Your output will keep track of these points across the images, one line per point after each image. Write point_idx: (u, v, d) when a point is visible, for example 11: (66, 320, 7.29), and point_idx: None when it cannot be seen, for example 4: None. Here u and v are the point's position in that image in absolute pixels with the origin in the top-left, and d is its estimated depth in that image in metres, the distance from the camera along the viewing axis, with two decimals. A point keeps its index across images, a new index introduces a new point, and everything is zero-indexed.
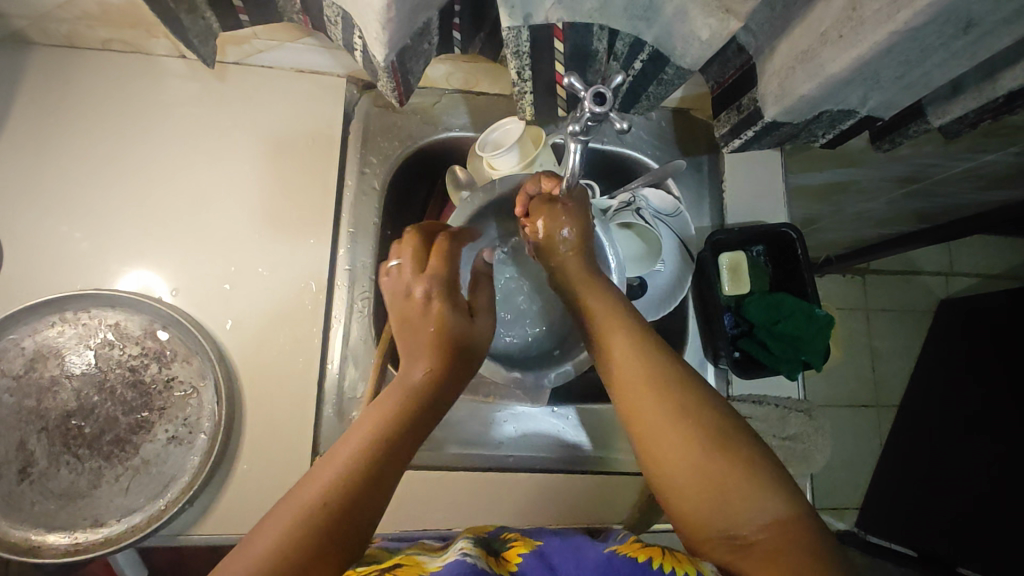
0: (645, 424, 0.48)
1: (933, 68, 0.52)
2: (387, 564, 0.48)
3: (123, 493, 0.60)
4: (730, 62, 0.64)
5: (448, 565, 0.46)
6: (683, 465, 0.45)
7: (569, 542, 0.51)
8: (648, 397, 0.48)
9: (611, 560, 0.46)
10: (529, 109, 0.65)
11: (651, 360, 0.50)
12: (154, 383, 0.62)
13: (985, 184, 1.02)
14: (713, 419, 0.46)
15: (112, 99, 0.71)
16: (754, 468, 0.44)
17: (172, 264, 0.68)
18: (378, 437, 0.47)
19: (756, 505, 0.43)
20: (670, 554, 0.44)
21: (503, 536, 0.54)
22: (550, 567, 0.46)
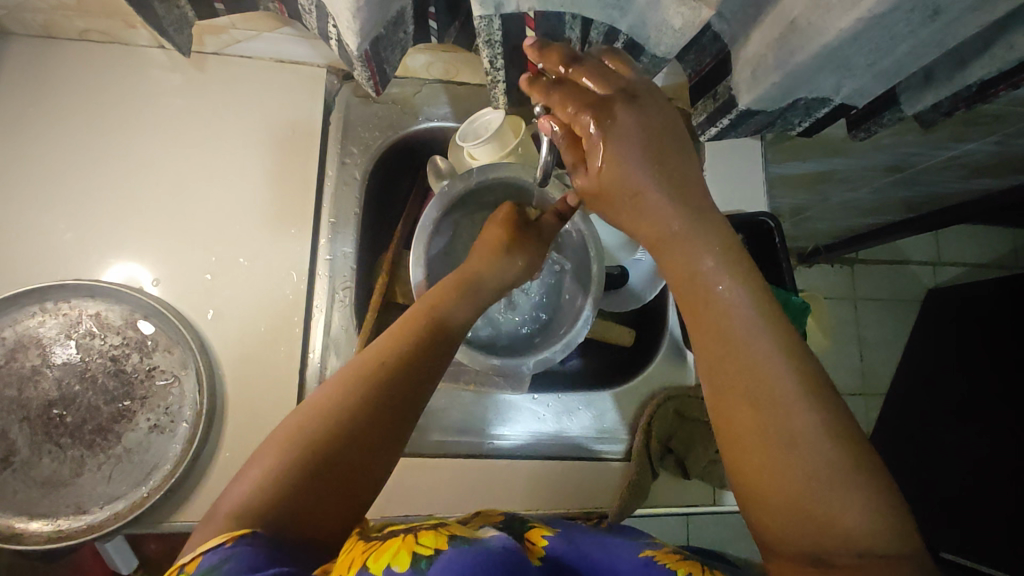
0: (728, 397, 0.41)
1: (903, 55, 0.52)
2: (432, 523, 0.45)
3: (105, 481, 0.60)
4: (706, 51, 0.64)
5: (499, 534, 0.42)
6: (779, 459, 0.38)
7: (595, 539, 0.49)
8: (739, 360, 0.41)
9: (649, 565, 0.44)
10: (502, 98, 0.66)
11: (765, 330, 0.41)
12: (135, 373, 0.63)
13: (967, 173, 1.03)
14: (823, 402, 0.39)
15: (91, 90, 0.70)
16: (861, 481, 0.37)
17: (153, 255, 0.68)
18: (387, 369, 0.48)
19: (856, 516, 0.36)
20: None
21: (518, 519, 0.53)
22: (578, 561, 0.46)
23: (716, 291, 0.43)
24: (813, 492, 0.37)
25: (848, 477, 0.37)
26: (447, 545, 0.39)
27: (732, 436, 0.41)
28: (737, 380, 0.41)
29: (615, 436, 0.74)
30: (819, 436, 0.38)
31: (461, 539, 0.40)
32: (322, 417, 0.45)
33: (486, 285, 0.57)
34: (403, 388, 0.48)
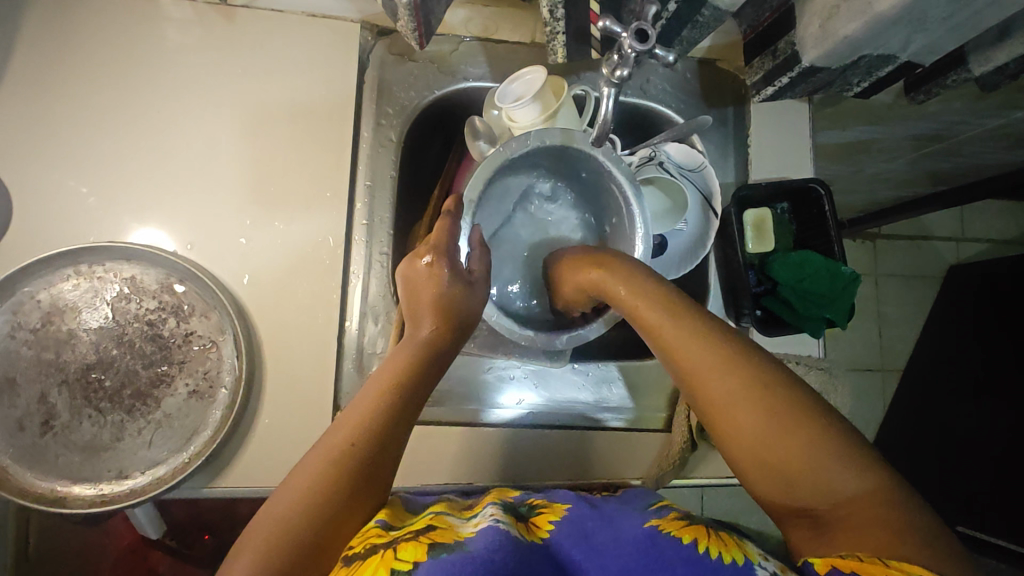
0: (715, 413, 0.46)
1: (986, 7, 0.49)
2: (419, 527, 0.46)
3: (146, 446, 0.60)
4: (766, 5, 0.63)
5: (482, 535, 0.44)
6: (769, 453, 0.44)
7: (602, 510, 0.51)
8: (720, 381, 0.46)
9: (653, 537, 0.46)
10: (560, 52, 0.60)
11: (706, 345, 0.48)
12: (172, 338, 0.62)
13: (1010, 143, 1.00)
14: (787, 399, 0.44)
15: (119, 45, 0.68)
16: (834, 447, 0.42)
17: (186, 217, 0.66)
18: (366, 440, 0.47)
19: (842, 479, 0.41)
20: (714, 535, 0.45)
21: (529, 502, 0.55)
22: (585, 535, 0.48)
23: (692, 357, 0.48)
24: (803, 461, 0.42)
25: (820, 452, 0.42)
26: (425, 557, 0.41)
27: (726, 440, 0.46)
28: (715, 396, 0.46)
29: (654, 410, 0.74)
30: (795, 429, 0.43)
31: (441, 547, 0.42)
32: (358, 425, 0.48)
33: (455, 331, 0.58)
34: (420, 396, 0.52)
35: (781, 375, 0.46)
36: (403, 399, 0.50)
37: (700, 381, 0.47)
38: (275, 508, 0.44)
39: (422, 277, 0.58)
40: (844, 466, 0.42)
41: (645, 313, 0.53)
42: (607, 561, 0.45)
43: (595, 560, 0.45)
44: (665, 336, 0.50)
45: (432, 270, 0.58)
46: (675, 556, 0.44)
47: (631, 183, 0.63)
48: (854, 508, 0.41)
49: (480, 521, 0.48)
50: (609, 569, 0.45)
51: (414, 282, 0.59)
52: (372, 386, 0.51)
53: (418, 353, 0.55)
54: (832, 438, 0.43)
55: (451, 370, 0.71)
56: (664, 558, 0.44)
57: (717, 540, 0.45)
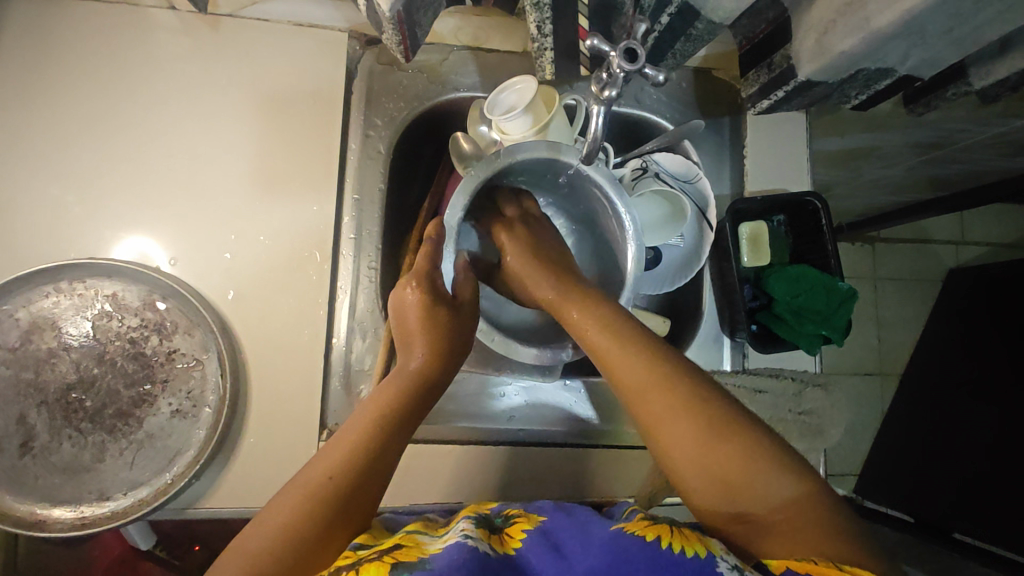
0: (657, 430, 0.48)
1: (986, 22, 0.48)
2: (385, 546, 0.45)
3: (128, 467, 0.58)
4: (762, 16, 0.60)
5: (446, 551, 0.43)
6: (710, 467, 0.45)
7: (576, 517, 0.50)
8: (665, 396, 0.48)
9: (619, 539, 0.45)
10: (549, 68, 0.59)
11: (645, 366, 0.50)
12: (155, 356, 0.60)
13: (1011, 150, 0.99)
14: (722, 414, 0.46)
15: (100, 55, 0.66)
16: (770, 458, 0.45)
17: (170, 231, 0.64)
18: (344, 474, 0.46)
19: (778, 488, 0.44)
20: (677, 531, 0.44)
21: (505, 512, 0.53)
22: (554, 544, 0.46)
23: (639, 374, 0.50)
24: (744, 472, 0.44)
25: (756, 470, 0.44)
26: None
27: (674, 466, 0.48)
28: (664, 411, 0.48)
29: None
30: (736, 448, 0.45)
31: (403, 566, 0.41)
32: (341, 458, 0.46)
33: (444, 359, 0.57)
34: (407, 428, 0.51)
35: (715, 392, 0.48)
36: (386, 431, 0.49)
37: (642, 400, 0.49)
38: (250, 542, 0.42)
39: (412, 309, 0.58)
40: (779, 476, 0.44)
41: (594, 334, 0.54)
42: (573, 565, 0.44)
43: (560, 566, 0.44)
44: (609, 356, 0.52)
45: (422, 300, 0.58)
46: (639, 553, 0.43)
47: (614, 187, 0.62)
48: (785, 516, 0.43)
49: (451, 536, 0.47)
50: (576, 570, 0.43)
51: (400, 311, 0.59)
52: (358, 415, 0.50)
53: (405, 385, 0.53)
54: (767, 450, 0.45)
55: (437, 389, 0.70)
56: (629, 558, 0.42)
57: (680, 536, 0.44)
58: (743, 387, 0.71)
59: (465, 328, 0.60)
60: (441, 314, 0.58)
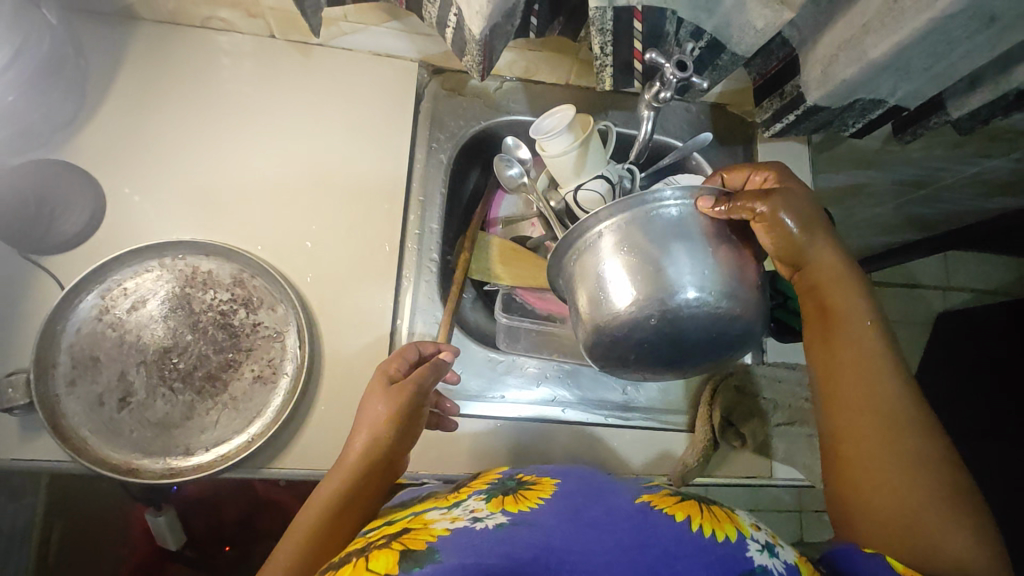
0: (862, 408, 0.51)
1: (960, 59, 0.60)
2: (394, 531, 0.47)
3: (212, 426, 0.64)
4: (774, 55, 0.71)
5: (456, 533, 0.45)
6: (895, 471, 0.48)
7: (593, 489, 0.52)
8: (882, 391, 0.51)
9: (645, 513, 0.47)
10: (607, 81, 0.65)
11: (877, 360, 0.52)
12: (241, 327, 0.67)
13: (985, 190, 1.13)
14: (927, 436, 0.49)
15: (205, 70, 0.76)
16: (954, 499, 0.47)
17: (258, 221, 0.73)
18: (320, 541, 0.52)
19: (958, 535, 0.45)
20: (708, 514, 0.47)
21: (518, 481, 0.55)
22: (575, 512, 0.48)
23: (858, 317, 0.54)
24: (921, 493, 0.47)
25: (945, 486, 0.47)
26: (396, 570, 0.41)
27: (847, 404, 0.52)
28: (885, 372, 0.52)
29: (680, 409, 0.77)
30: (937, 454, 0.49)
31: (412, 558, 0.42)
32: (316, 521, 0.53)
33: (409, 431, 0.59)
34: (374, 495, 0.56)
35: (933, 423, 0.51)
36: (353, 501, 0.55)
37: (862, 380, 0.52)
38: None
39: (377, 386, 0.60)
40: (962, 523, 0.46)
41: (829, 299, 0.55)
42: (600, 535, 0.44)
43: (587, 533, 0.45)
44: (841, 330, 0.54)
45: (387, 381, 0.60)
46: (667, 527, 0.45)
47: None
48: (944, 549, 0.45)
49: (459, 516, 0.49)
50: (601, 539, 0.44)
51: (371, 394, 0.60)
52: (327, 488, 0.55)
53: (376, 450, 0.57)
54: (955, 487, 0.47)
55: (484, 366, 0.74)
56: (659, 536, 0.44)
57: (711, 517, 0.47)
58: (767, 375, 0.76)
59: (417, 415, 0.59)
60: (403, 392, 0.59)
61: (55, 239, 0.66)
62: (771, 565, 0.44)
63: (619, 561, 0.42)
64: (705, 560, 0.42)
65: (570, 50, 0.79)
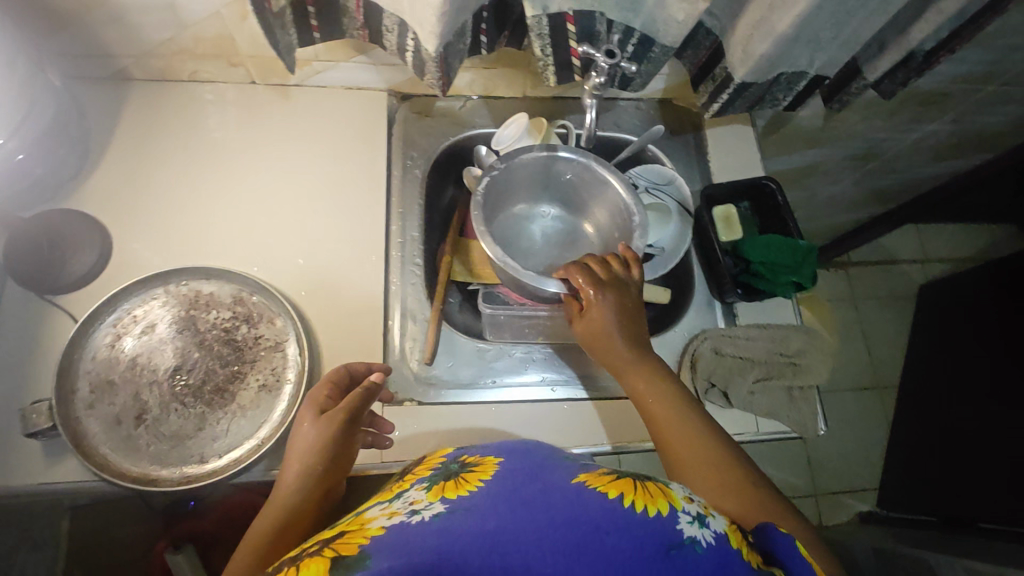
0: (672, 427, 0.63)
1: (860, 25, 0.68)
2: (330, 535, 0.45)
3: (224, 433, 0.68)
4: (703, 44, 0.79)
5: (392, 530, 0.42)
6: (723, 460, 0.59)
7: (536, 465, 0.51)
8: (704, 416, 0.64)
9: (582, 492, 0.46)
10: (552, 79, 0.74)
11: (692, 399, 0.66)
12: (244, 341, 0.72)
13: (931, 155, 1.21)
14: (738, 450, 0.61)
15: (194, 117, 0.83)
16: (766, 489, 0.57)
17: (253, 245, 0.78)
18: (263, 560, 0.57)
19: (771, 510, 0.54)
20: (642, 490, 0.47)
21: (462, 463, 0.53)
22: (515, 490, 0.46)
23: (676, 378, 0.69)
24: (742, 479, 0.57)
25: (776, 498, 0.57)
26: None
27: (676, 444, 0.61)
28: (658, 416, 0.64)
29: None
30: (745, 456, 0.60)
31: (343, 564, 0.39)
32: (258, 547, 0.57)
33: (340, 455, 0.61)
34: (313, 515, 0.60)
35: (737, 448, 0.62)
36: (291, 524, 0.58)
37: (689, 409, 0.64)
38: None
39: (305, 417, 0.62)
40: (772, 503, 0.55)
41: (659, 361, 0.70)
42: (535, 513, 0.43)
43: (523, 512, 0.43)
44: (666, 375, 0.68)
45: (314, 413, 0.62)
46: (602, 506, 0.44)
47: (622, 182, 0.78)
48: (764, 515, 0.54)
49: (397, 511, 0.46)
50: (537, 519, 0.42)
51: (300, 423, 0.62)
52: (258, 526, 0.59)
53: (310, 475, 0.59)
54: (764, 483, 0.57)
55: (473, 355, 0.80)
56: (595, 516, 0.43)
57: (644, 494, 0.46)
58: (740, 336, 0.82)
59: (346, 437, 0.61)
60: (330, 421, 0.60)
61: (67, 278, 0.72)
62: (699, 537, 0.45)
63: (550, 540, 0.41)
64: (636, 536, 0.42)
65: (523, 63, 0.86)
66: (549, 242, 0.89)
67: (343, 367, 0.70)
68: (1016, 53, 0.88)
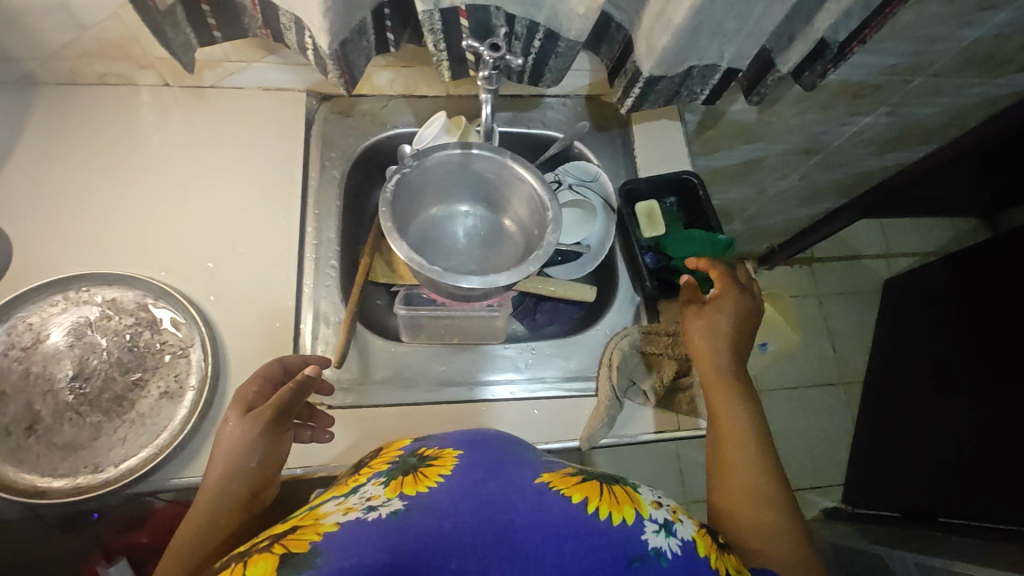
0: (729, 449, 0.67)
1: (760, 16, 0.67)
2: (280, 530, 0.45)
3: (120, 443, 0.67)
4: (615, 38, 0.78)
5: (345, 529, 0.43)
6: (737, 489, 0.64)
7: (491, 459, 0.53)
8: (728, 436, 0.68)
9: (543, 493, 0.49)
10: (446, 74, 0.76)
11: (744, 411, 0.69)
12: (147, 348, 0.71)
13: (873, 148, 1.20)
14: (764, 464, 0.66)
15: (104, 120, 0.82)
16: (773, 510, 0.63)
17: (160, 250, 0.77)
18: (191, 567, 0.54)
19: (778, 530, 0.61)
20: (606, 496, 0.50)
21: (420, 455, 0.55)
22: (470, 487, 0.48)
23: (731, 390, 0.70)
24: (753, 507, 0.63)
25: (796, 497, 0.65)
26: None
27: (726, 443, 0.68)
28: (721, 414, 0.70)
29: (586, 375, 0.81)
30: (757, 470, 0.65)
31: (291, 562, 0.40)
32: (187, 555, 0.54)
33: (268, 453, 0.60)
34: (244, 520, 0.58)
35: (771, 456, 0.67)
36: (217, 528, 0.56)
37: (722, 427, 0.69)
38: None
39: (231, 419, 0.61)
40: (780, 525, 0.62)
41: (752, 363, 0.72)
42: (494, 512, 0.46)
43: (481, 509, 0.46)
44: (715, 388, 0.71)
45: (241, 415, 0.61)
46: (562, 509, 0.47)
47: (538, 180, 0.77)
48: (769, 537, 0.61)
49: (353, 506, 0.47)
50: (493, 521, 0.45)
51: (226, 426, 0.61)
52: (182, 536, 0.56)
53: (237, 475, 0.58)
54: (775, 501, 0.63)
55: (388, 358, 0.78)
56: (553, 517, 0.46)
57: (609, 500, 0.50)
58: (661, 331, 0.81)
59: (274, 437, 0.61)
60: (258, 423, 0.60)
61: None
62: (664, 547, 0.48)
63: (507, 539, 0.44)
64: (598, 543, 0.46)
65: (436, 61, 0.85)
66: (470, 240, 0.88)
67: (275, 361, 0.68)
68: (938, 43, 0.87)
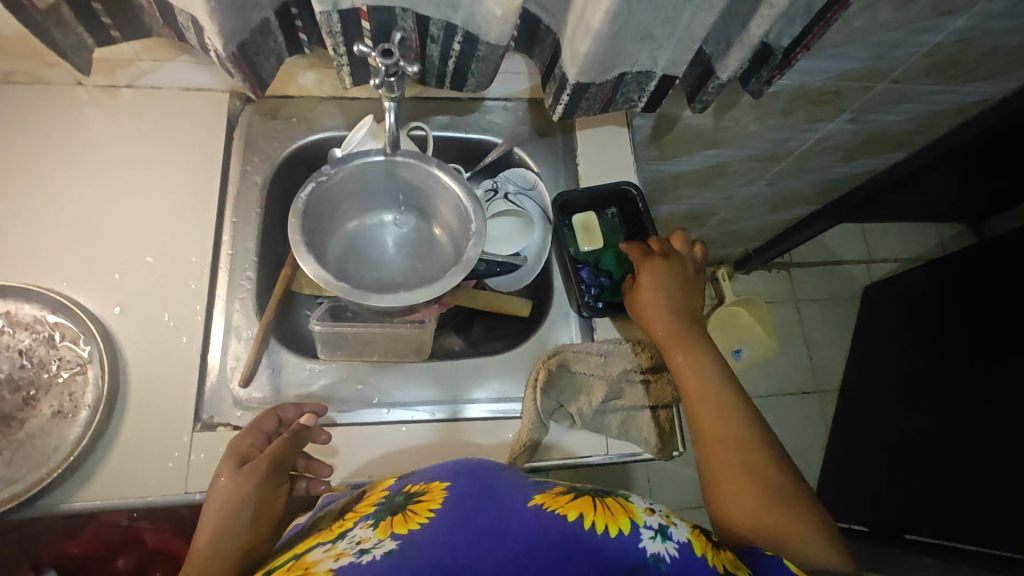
0: (717, 451, 0.62)
1: (688, 20, 0.62)
2: None
3: (6, 466, 0.64)
4: (545, 41, 0.74)
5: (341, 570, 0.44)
6: (738, 487, 0.60)
7: (486, 487, 0.54)
8: (712, 431, 0.64)
9: (538, 516, 0.49)
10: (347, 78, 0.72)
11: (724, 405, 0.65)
12: (42, 364, 0.68)
13: (841, 155, 1.16)
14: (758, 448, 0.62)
15: (11, 121, 0.77)
16: (779, 497, 0.59)
17: (63, 260, 0.73)
18: None
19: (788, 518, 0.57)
20: (600, 510, 0.50)
21: (406, 491, 0.55)
22: (465, 520, 0.49)
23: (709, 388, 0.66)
24: (757, 499, 0.58)
25: (791, 464, 0.62)
26: None
27: (708, 430, 0.64)
28: (705, 424, 0.64)
29: (512, 397, 0.77)
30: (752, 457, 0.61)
31: None
32: None
33: (267, 501, 0.60)
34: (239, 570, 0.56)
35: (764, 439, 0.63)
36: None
37: (706, 434, 0.64)
38: None
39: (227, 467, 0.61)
40: (791, 513, 0.58)
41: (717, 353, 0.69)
42: (490, 544, 0.47)
43: (478, 543, 0.47)
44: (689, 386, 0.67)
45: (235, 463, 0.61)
46: (559, 531, 0.48)
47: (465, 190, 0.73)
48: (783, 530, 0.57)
49: (344, 551, 0.47)
50: (489, 558, 0.46)
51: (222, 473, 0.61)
52: None
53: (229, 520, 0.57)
54: (778, 486, 0.59)
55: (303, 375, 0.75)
56: (551, 540, 0.47)
57: (604, 512, 0.50)
58: (595, 352, 0.76)
59: (271, 483, 0.61)
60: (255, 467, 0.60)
61: None
62: (662, 552, 0.48)
63: (507, 572, 0.44)
64: (597, 557, 0.46)
65: None
66: (400, 249, 0.84)
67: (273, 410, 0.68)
68: (897, 49, 0.82)
